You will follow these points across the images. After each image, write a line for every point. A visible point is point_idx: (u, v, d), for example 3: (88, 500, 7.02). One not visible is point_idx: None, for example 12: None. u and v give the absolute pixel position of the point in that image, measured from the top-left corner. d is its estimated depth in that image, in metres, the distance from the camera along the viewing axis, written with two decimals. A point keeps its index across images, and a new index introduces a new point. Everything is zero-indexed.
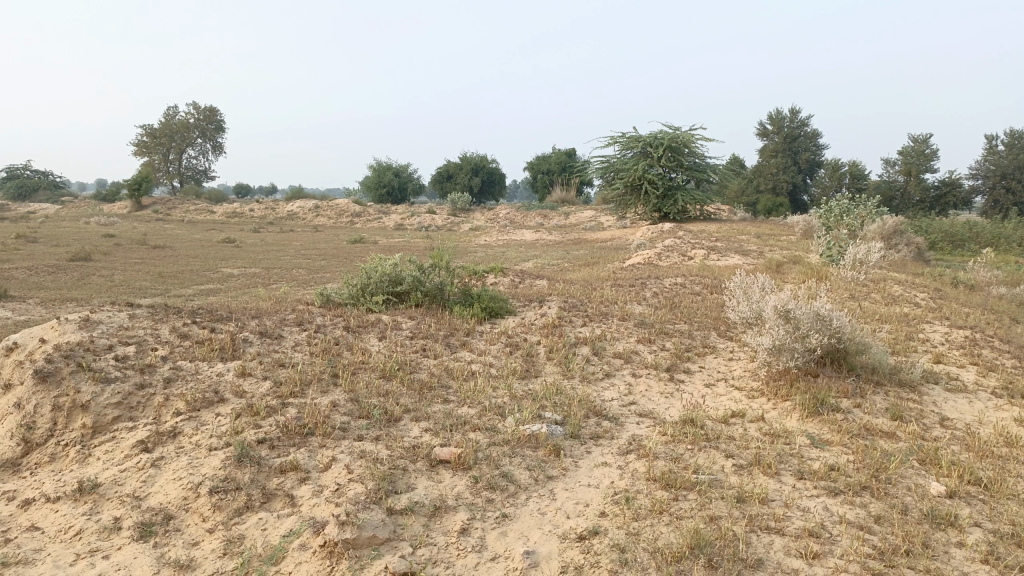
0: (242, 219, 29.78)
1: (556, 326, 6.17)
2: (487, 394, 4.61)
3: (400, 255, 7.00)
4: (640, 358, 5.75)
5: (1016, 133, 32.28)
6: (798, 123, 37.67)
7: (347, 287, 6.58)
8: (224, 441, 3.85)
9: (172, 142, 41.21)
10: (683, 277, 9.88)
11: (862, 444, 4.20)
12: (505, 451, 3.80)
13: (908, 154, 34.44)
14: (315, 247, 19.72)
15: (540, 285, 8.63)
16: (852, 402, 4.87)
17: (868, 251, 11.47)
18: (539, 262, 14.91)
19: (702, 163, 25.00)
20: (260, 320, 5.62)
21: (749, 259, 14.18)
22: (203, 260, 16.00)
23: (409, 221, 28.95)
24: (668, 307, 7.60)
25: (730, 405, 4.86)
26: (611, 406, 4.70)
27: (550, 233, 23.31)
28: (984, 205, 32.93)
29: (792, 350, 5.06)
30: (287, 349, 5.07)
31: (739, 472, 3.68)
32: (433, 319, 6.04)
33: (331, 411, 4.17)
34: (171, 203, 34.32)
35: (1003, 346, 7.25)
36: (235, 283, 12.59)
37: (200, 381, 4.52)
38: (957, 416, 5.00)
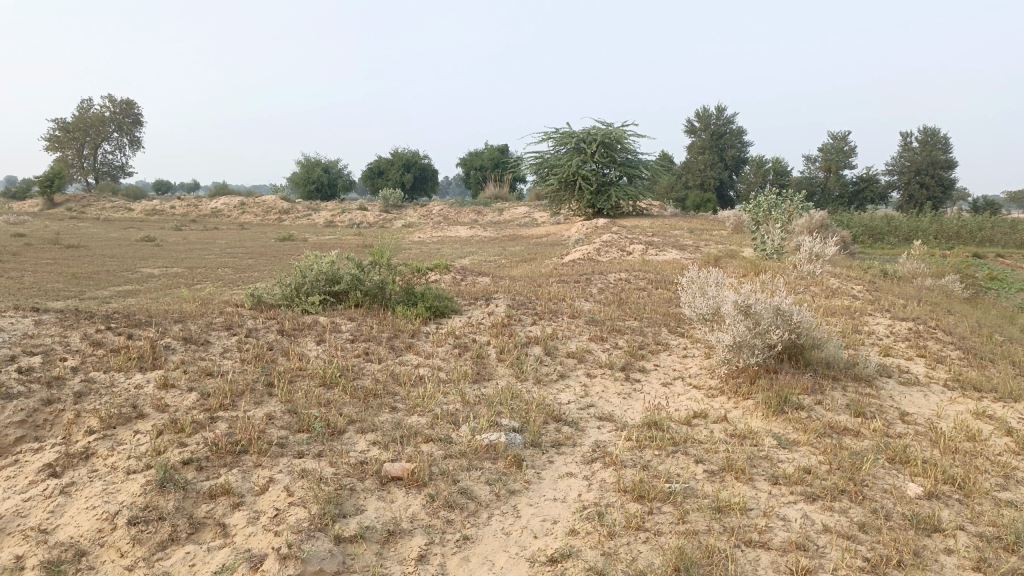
0: (162, 217, 28.48)
1: (506, 326, 5.88)
2: (438, 401, 4.28)
3: (336, 253, 6.59)
4: (593, 357, 5.51)
5: (929, 130, 33.53)
6: (725, 120, 38.35)
7: (279, 287, 6.13)
8: (145, 464, 3.43)
9: (86, 136, 39.17)
10: (626, 272, 9.75)
11: (830, 444, 4.04)
12: (462, 464, 3.49)
13: (829, 150, 35.47)
14: (241, 245, 18.92)
15: (483, 282, 8.33)
16: (814, 398, 4.71)
17: (824, 246, 11.68)
18: (476, 259, 14.62)
19: (635, 159, 25.13)
20: (184, 324, 5.15)
21: (686, 253, 14.20)
22: (121, 260, 15.08)
23: (340, 217, 28.19)
24: (616, 303, 7.40)
25: (691, 406, 4.65)
26: (569, 410, 4.43)
27: (485, 230, 23.00)
28: (900, 200, 34.15)
29: (752, 346, 4.88)
30: (215, 356, 4.63)
31: (711, 479, 3.46)
32: (375, 321, 5.67)
33: (265, 425, 3.77)
34: (86, 200, 32.57)
35: (944, 338, 7.34)
36: (156, 284, 11.86)
37: (116, 394, 4.05)
38: (916, 410, 4.93)
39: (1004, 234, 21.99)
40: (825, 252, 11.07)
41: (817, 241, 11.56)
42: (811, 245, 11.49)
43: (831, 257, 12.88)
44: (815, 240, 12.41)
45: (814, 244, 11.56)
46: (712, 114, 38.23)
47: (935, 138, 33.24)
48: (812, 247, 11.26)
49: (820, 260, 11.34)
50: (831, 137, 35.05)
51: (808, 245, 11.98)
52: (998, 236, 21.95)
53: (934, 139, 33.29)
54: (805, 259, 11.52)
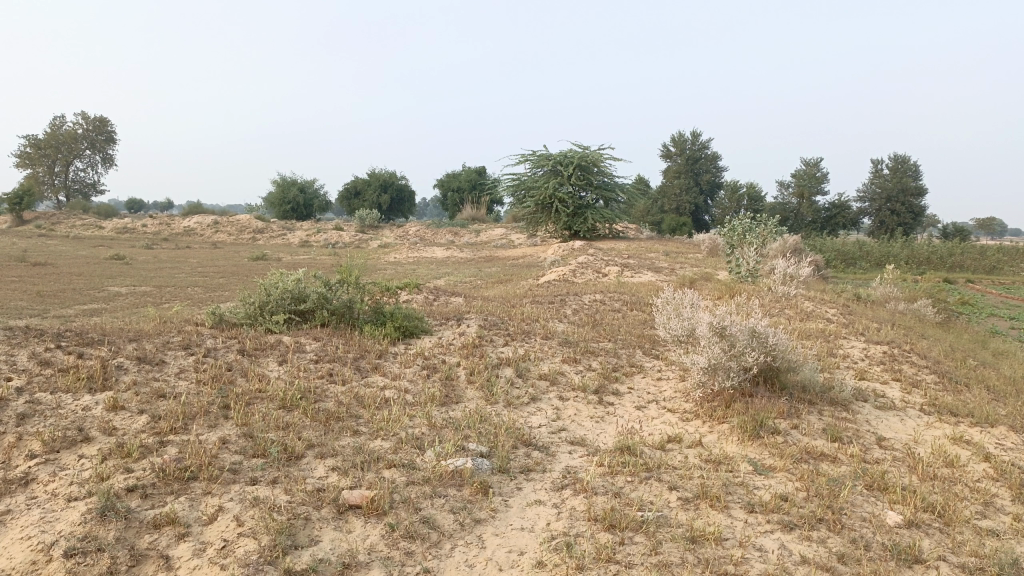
0: (133, 236, 28.02)
1: (476, 347, 5.72)
2: (403, 424, 4.12)
3: (303, 271, 6.40)
4: (566, 380, 5.37)
5: (899, 157, 34.08)
6: (699, 145, 38.72)
7: (243, 305, 5.92)
8: (87, 490, 3.21)
9: (58, 154, 38.61)
10: (601, 294, 9.65)
11: (807, 471, 3.92)
12: (425, 491, 3.32)
13: (801, 176, 35.90)
14: (213, 264, 18.61)
15: (456, 303, 8.18)
16: (790, 423, 4.59)
17: (799, 268, 11.75)
18: (451, 280, 14.47)
19: (611, 182, 25.22)
20: (140, 343, 4.94)
21: (662, 276, 14.17)
22: (88, 278, 14.74)
23: (315, 237, 27.92)
24: (591, 325, 7.28)
25: (666, 430, 4.52)
26: (540, 435, 4.28)
27: (461, 251, 22.88)
28: (872, 226, 34.58)
29: (727, 368, 4.76)
30: (170, 377, 4.43)
31: (685, 507, 3.32)
32: (342, 341, 5.49)
33: (219, 449, 3.58)
34: (56, 218, 31.99)
35: (919, 362, 7.30)
36: (123, 303, 11.57)
37: (61, 417, 3.83)
38: (893, 435, 4.84)
39: (974, 260, 22.28)
40: (799, 274, 11.17)
41: (791, 262, 11.66)
42: (785, 266, 11.59)
43: (807, 280, 12.92)
44: (790, 262, 12.50)
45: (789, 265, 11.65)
46: (687, 139, 38.61)
47: (905, 165, 33.78)
48: (786, 269, 11.33)
49: (794, 282, 11.42)
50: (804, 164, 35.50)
51: (784, 268, 12.06)
52: (968, 262, 22.23)
53: (904, 166, 33.83)
54: (780, 281, 11.58)
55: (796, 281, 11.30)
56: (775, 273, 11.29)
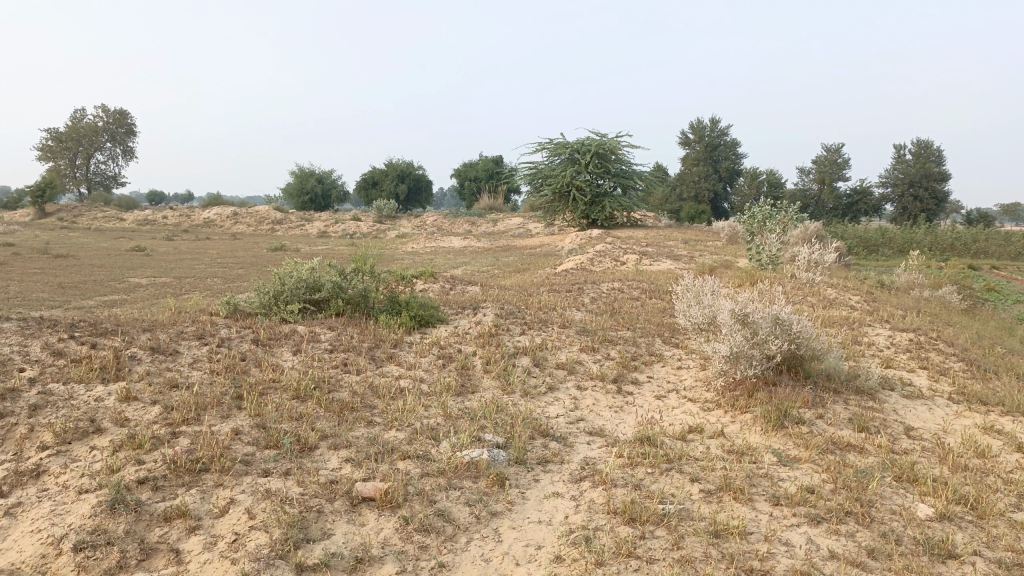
0: (154, 227, 28.18)
1: (493, 336, 5.64)
2: (418, 415, 4.04)
3: (318, 260, 6.35)
4: (584, 369, 5.27)
5: (922, 142, 33.54)
6: (718, 132, 38.34)
7: (257, 295, 5.87)
8: (98, 482, 3.17)
9: (79, 146, 38.88)
10: (619, 282, 9.53)
11: (833, 462, 3.80)
12: (440, 484, 3.24)
13: (822, 163, 35.45)
14: (232, 255, 18.64)
15: (472, 291, 8.11)
16: (815, 412, 4.47)
17: (823, 254, 11.63)
18: (468, 269, 14.38)
19: (629, 170, 25.01)
20: (154, 333, 4.90)
21: (681, 263, 14.01)
22: (109, 269, 14.80)
23: (333, 228, 27.94)
24: (609, 313, 7.18)
25: (687, 420, 4.42)
26: (557, 425, 4.19)
27: (478, 240, 22.81)
28: (894, 212, 34.08)
29: (749, 357, 4.62)
30: (183, 368, 4.38)
31: (708, 500, 3.23)
32: (357, 330, 5.43)
33: (230, 441, 3.52)
34: (78, 210, 32.26)
35: (947, 350, 7.13)
36: (143, 294, 11.61)
37: (74, 407, 3.79)
38: (922, 425, 4.70)
39: (999, 246, 21.90)
40: (823, 260, 11.04)
41: (815, 249, 11.56)
42: (810, 253, 11.47)
43: (830, 266, 12.74)
44: (814, 248, 12.36)
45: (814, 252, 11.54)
46: (706, 126, 38.25)
47: (928, 150, 33.24)
48: (812, 255, 11.21)
49: (820, 268, 11.28)
50: (825, 150, 35.06)
51: (807, 254, 11.92)
52: (992, 248, 21.85)
53: (927, 151, 33.30)
54: (806, 267, 11.45)
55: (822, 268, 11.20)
56: (799, 259, 11.18)
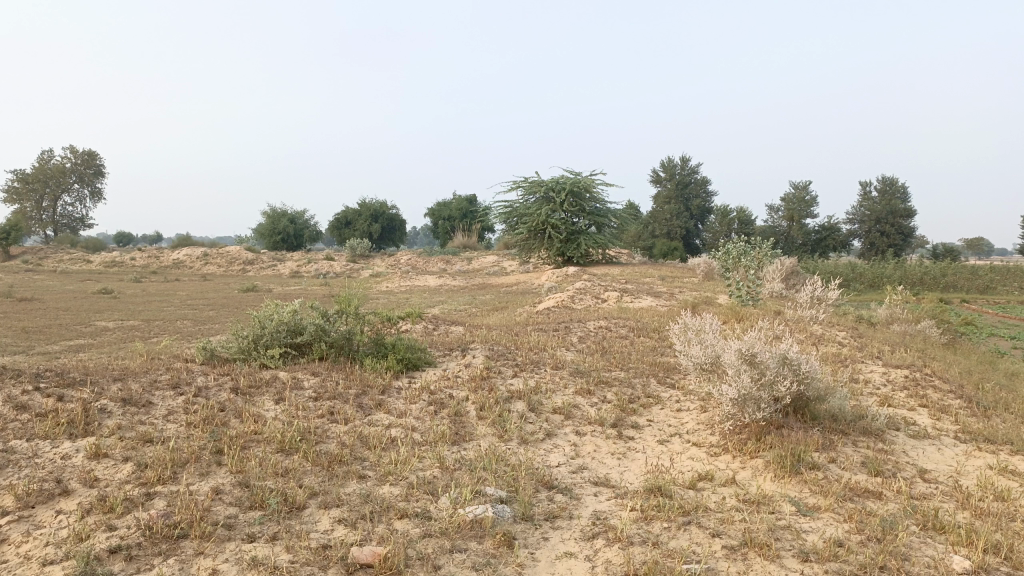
0: (121, 269, 27.58)
1: (484, 379, 5.40)
2: (412, 467, 3.78)
3: (299, 302, 6.08)
4: (582, 413, 5.04)
5: (887, 179, 34.18)
6: (689, 170, 38.77)
7: (235, 340, 5.58)
8: (64, 552, 2.85)
9: (46, 188, 38.19)
10: (605, 320, 9.34)
11: (855, 510, 3.60)
12: (444, 546, 2.98)
13: (790, 200, 35.94)
14: (204, 296, 18.20)
15: (457, 332, 7.86)
16: (827, 456, 4.28)
17: (826, 291, 11.71)
18: (446, 308, 14.12)
19: (603, 208, 25.09)
20: (125, 383, 4.59)
21: (662, 300, 13.91)
22: (75, 313, 14.31)
23: (306, 268, 27.54)
24: (599, 353, 6.97)
25: (696, 467, 4.20)
26: (560, 475, 3.95)
27: (454, 279, 22.58)
28: (862, 248, 34.54)
29: (757, 399, 4.42)
30: (158, 421, 4.08)
31: (732, 557, 3.00)
32: (342, 375, 5.15)
33: (211, 502, 3.23)
34: (43, 252, 31.53)
35: (942, 386, 7.01)
36: (111, 338, 11.20)
37: (39, 467, 3.48)
38: (934, 467, 4.52)
39: (967, 279, 22.14)
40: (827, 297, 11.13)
41: (818, 285, 11.69)
42: (814, 288, 11.60)
43: (826, 300, 12.71)
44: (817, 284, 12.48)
45: (816, 288, 11.65)
46: (677, 164, 38.68)
47: (893, 187, 33.87)
48: (814, 290, 11.30)
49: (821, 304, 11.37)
50: (793, 187, 35.59)
51: (807, 291, 12.02)
52: (961, 281, 22.10)
53: (893, 188, 33.92)
54: (806, 304, 11.53)
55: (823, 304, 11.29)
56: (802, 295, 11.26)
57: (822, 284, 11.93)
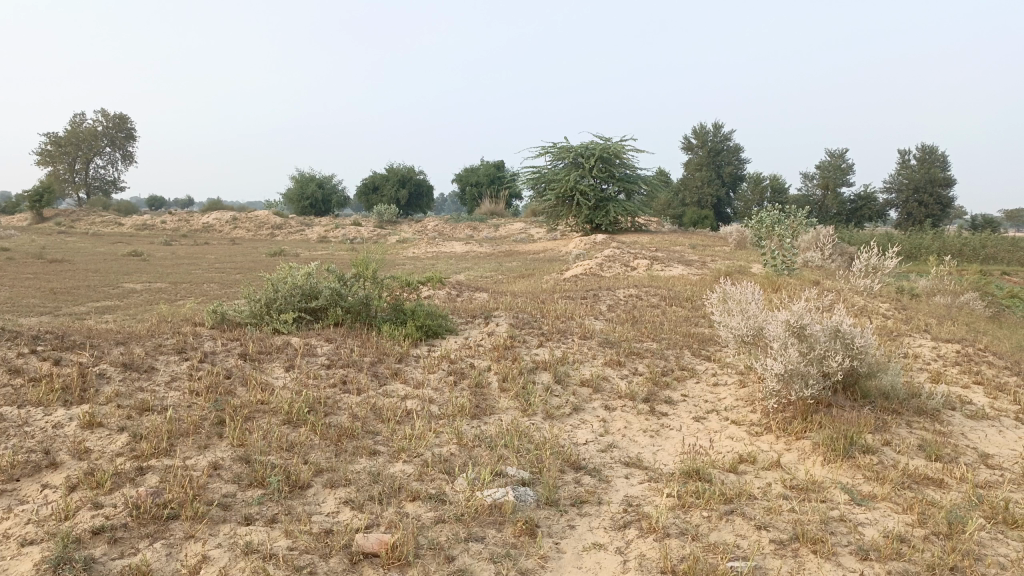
0: (152, 232, 27.67)
1: (508, 348, 5.08)
2: (427, 444, 3.48)
3: (315, 265, 5.78)
4: (611, 386, 4.71)
5: (927, 147, 33.02)
6: (722, 137, 37.85)
7: (247, 303, 5.29)
8: (43, 531, 2.60)
9: (78, 151, 38.32)
10: (635, 288, 8.96)
11: (916, 501, 3.25)
12: (460, 533, 2.69)
13: (826, 168, 34.91)
14: (232, 260, 18.10)
15: (481, 298, 7.54)
16: (881, 439, 3.92)
17: (882, 258, 11.34)
18: (472, 275, 13.81)
19: (633, 174, 24.50)
20: (127, 347, 4.35)
21: (694, 269, 13.47)
22: (103, 275, 14.23)
23: (333, 233, 27.38)
24: (630, 322, 6.62)
25: (736, 448, 3.86)
26: (588, 455, 3.64)
27: (481, 245, 22.23)
28: (899, 218, 33.53)
29: (804, 376, 4.03)
30: (159, 389, 3.84)
31: (782, 555, 2.67)
32: (358, 342, 4.86)
33: (207, 479, 2.98)
34: (76, 215, 31.71)
35: (997, 362, 6.53)
36: (137, 300, 11.09)
37: (28, 436, 3.24)
38: (998, 451, 4.13)
39: (1008, 252, 21.30)
40: (885, 265, 10.76)
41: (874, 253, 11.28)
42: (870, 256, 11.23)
43: (881, 269, 12.07)
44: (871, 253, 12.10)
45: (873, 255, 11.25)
46: (709, 131, 37.78)
47: (933, 155, 32.72)
48: (869, 259, 10.94)
49: (880, 273, 10.98)
50: (829, 155, 34.60)
51: (861, 259, 11.63)
52: (1001, 254, 21.28)
53: (933, 156, 32.78)
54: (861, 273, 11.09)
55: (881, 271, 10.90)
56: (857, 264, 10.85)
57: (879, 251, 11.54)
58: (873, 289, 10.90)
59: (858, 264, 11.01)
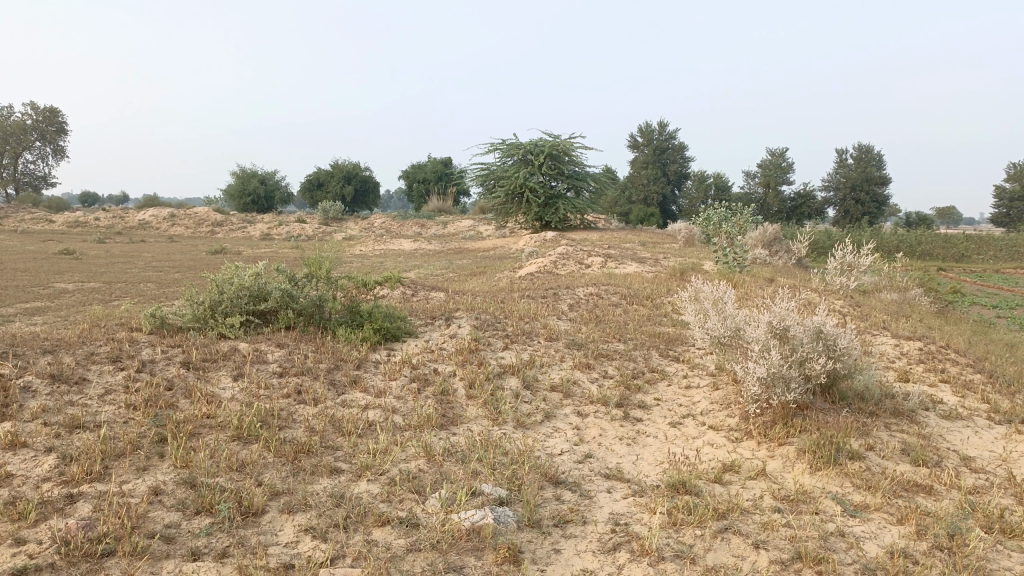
0: (85, 229, 26.47)
1: (472, 352, 4.82)
2: (394, 459, 3.20)
3: (263, 264, 5.40)
4: (582, 391, 4.49)
5: (863, 146, 33.83)
6: (667, 135, 38.14)
7: (189, 306, 4.91)
8: None
9: (5, 145, 36.47)
10: (594, 286, 8.77)
11: (912, 511, 3.10)
12: (437, 564, 2.42)
13: (767, 166, 35.50)
14: (171, 258, 17.34)
15: (437, 298, 7.25)
16: (864, 444, 3.79)
17: (859, 253, 11.46)
18: (423, 273, 13.47)
19: (582, 171, 24.43)
20: (55, 356, 3.94)
21: (647, 266, 13.38)
22: (32, 275, 13.42)
23: (277, 230, 26.63)
24: (593, 322, 6.41)
25: (719, 456, 3.67)
26: (565, 467, 3.40)
27: (429, 243, 21.83)
28: (837, 216, 34.29)
29: (787, 379, 3.88)
30: (93, 402, 3.46)
31: None
32: (312, 347, 4.53)
33: (146, 507, 2.65)
34: (2, 211, 30.14)
35: (959, 360, 6.52)
36: (69, 301, 10.43)
37: None
38: (978, 454, 4.04)
39: (943, 248, 21.90)
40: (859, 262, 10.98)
41: (851, 250, 11.42)
42: (846, 254, 11.33)
43: (853, 266, 12.19)
44: (840, 247, 12.23)
45: (848, 252, 11.32)
46: (654, 129, 38.03)
47: (869, 155, 33.54)
48: (846, 258, 11.03)
49: (854, 271, 11.06)
50: (770, 154, 35.18)
51: (840, 255, 11.76)
52: (936, 250, 21.84)
53: (869, 155, 33.62)
54: (835, 272, 11.19)
55: (858, 270, 10.98)
56: (834, 263, 10.96)
57: (852, 248, 11.64)
58: (850, 287, 10.94)
59: (834, 263, 11.09)
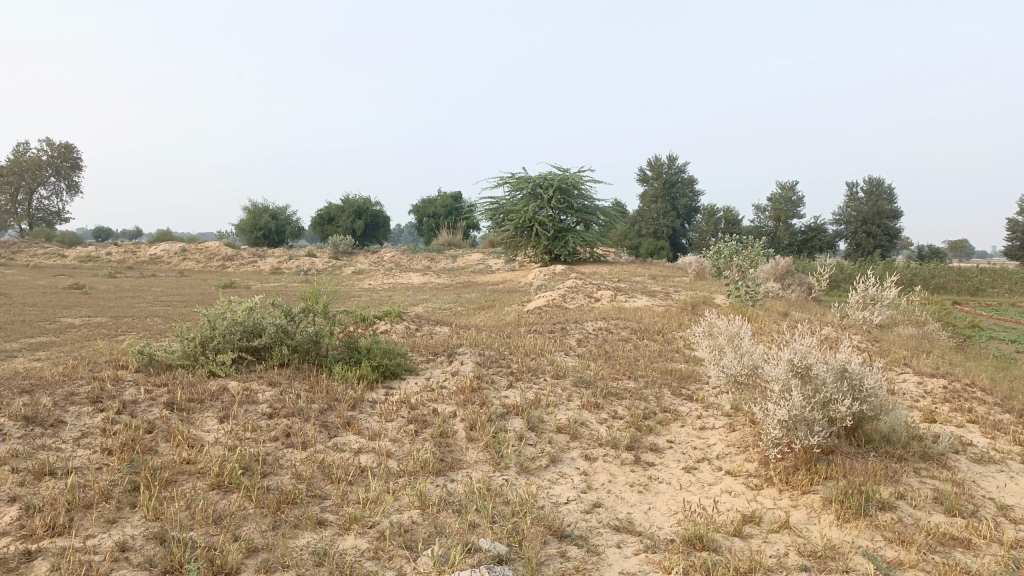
0: (96, 264, 26.51)
1: (474, 391, 4.58)
2: (385, 509, 2.96)
3: (259, 299, 5.20)
4: (590, 433, 4.24)
5: (874, 179, 33.65)
6: (676, 169, 38.11)
7: (179, 342, 4.70)
8: None
9: (21, 180, 36.76)
10: (604, 320, 8.54)
11: (953, 569, 2.83)
12: None
13: (777, 200, 35.35)
14: (180, 292, 17.20)
15: (442, 334, 7.03)
16: (894, 492, 3.51)
17: (879, 287, 11.06)
18: (430, 307, 13.28)
19: (591, 205, 24.33)
20: (32, 396, 3.72)
21: (658, 300, 13.14)
22: (39, 309, 13.29)
23: (287, 264, 26.58)
24: (602, 358, 6.17)
25: (737, 505, 3.41)
26: (571, 518, 3.14)
27: (438, 276, 21.66)
28: (848, 249, 34.00)
29: (810, 422, 3.63)
30: (67, 447, 3.24)
31: None
32: (305, 386, 4.31)
33: (110, 566, 2.41)
34: (15, 245, 30.26)
35: (986, 398, 6.22)
36: (73, 336, 10.27)
37: None
38: (1016, 502, 3.76)
39: (957, 281, 21.59)
40: (883, 294, 10.58)
41: (872, 283, 11.04)
42: (868, 286, 11.00)
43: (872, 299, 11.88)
44: (859, 281, 11.93)
45: (870, 284, 11.01)
46: (664, 163, 38.01)
47: (880, 188, 33.34)
48: (868, 290, 10.65)
49: (878, 304, 10.67)
50: (780, 187, 35.05)
51: (859, 291, 11.40)
52: (951, 283, 21.54)
53: (879, 189, 33.42)
54: (857, 305, 10.80)
55: (881, 303, 10.62)
56: (855, 296, 10.61)
57: (874, 280, 11.27)
58: (873, 321, 10.58)
59: (856, 296, 10.75)
